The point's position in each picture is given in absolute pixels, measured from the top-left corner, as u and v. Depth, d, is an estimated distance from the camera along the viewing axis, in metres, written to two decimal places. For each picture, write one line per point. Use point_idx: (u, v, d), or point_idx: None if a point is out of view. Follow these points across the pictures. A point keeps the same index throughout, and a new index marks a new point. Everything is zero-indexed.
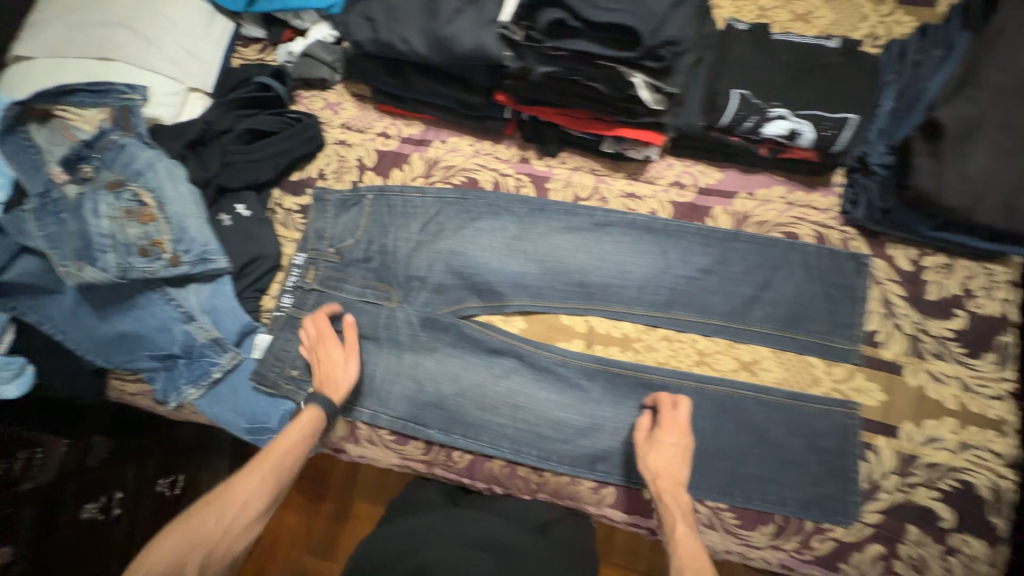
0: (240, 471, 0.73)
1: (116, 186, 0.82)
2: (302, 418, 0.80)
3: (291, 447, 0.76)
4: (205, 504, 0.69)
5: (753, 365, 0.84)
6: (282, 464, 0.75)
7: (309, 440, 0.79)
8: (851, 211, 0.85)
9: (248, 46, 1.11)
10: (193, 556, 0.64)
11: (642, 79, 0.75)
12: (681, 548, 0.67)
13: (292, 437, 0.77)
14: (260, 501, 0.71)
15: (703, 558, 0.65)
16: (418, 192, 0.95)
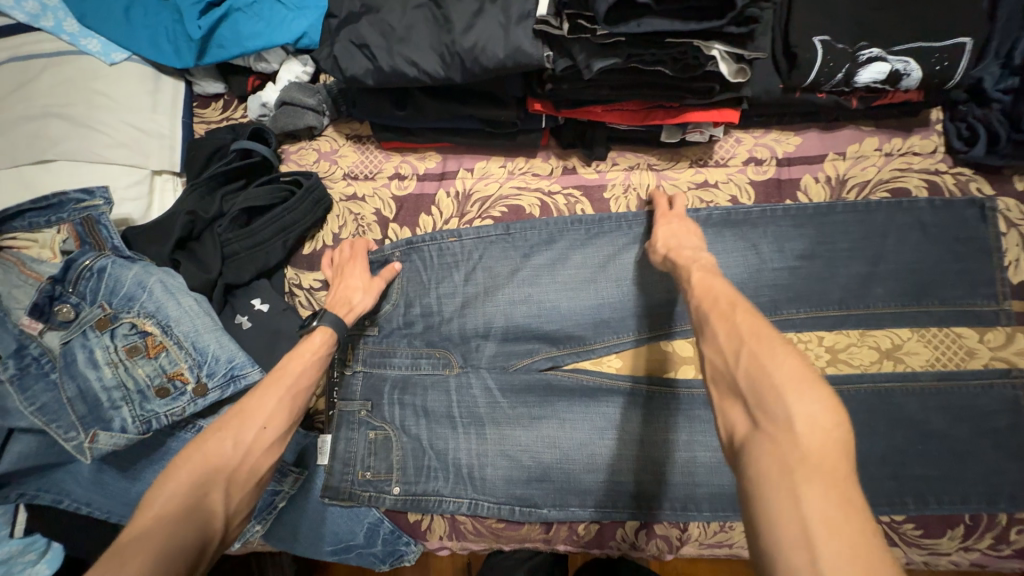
0: (248, 398, 0.61)
1: (107, 323, 0.66)
2: (312, 339, 0.68)
3: (304, 366, 0.65)
4: (212, 427, 0.58)
5: (895, 352, 0.73)
6: (293, 378, 0.64)
7: (321, 363, 0.67)
8: (965, 151, 0.73)
9: (209, 106, 0.93)
10: (214, 487, 0.53)
11: (722, 50, 0.61)
12: (699, 294, 0.54)
13: (301, 356, 0.66)
14: (283, 414, 0.61)
15: (720, 287, 0.53)
16: (453, 235, 0.79)
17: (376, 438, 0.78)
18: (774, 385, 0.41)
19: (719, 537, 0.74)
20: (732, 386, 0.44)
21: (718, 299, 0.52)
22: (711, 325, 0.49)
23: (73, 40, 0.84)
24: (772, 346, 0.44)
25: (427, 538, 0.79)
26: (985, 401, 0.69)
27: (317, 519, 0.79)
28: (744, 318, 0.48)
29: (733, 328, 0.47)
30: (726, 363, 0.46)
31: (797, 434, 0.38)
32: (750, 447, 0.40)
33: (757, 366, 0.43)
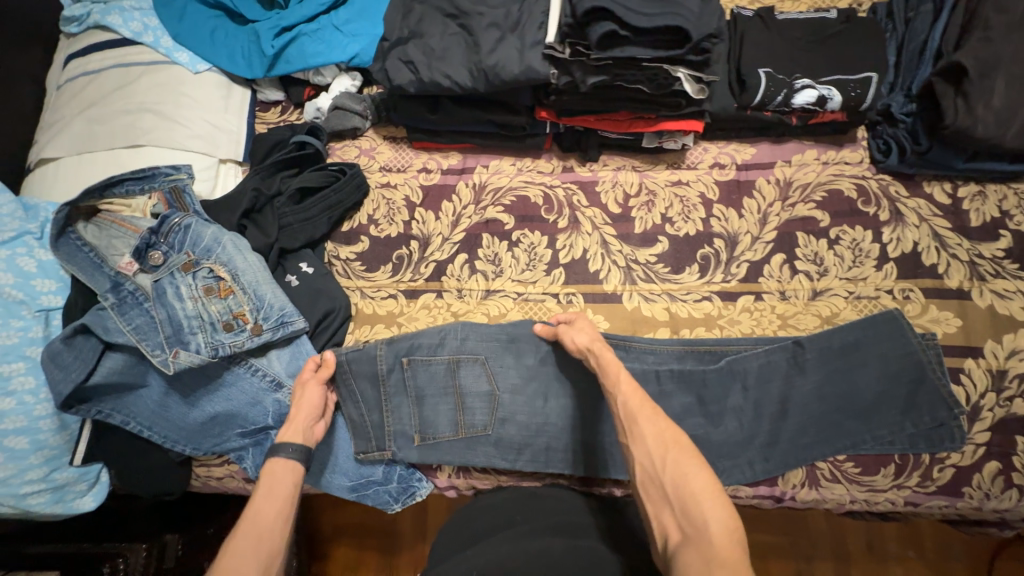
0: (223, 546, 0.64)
1: (190, 267, 0.82)
2: (272, 474, 0.74)
3: (270, 502, 0.70)
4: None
5: (834, 319, 0.88)
6: (259, 515, 0.68)
7: (285, 493, 0.72)
8: (883, 160, 0.92)
9: (269, 110, 1.11)
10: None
11: (685, 73, 0.80)
12: (641, 430, 0.64)
13: (268, 492, 0.72)
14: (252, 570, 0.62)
15: (662, 425, 0.63)
16: (457, 430, 0.88)
17: (392, 402, 0.89)
18: (692, 496, 0.56)
19: None
20: (661, 490, 0.59)
21: (661, 451, 0.61)
22: (640, 424, 0.64)
23: (167, 52, 1.04)
24: (686, 454, 0.60)
25: (436, 476, 0.91)
26: (924, 395, 0.81)
27: (342, 456, 0.90)
28: (668, 427, 0.63)
29: (672, 476, 0.59)
30: (648, 466, 0.61)
31: (694, 517, 0.55)
32: (679, 550, 0.55)
33: (681, 475, 0.58)
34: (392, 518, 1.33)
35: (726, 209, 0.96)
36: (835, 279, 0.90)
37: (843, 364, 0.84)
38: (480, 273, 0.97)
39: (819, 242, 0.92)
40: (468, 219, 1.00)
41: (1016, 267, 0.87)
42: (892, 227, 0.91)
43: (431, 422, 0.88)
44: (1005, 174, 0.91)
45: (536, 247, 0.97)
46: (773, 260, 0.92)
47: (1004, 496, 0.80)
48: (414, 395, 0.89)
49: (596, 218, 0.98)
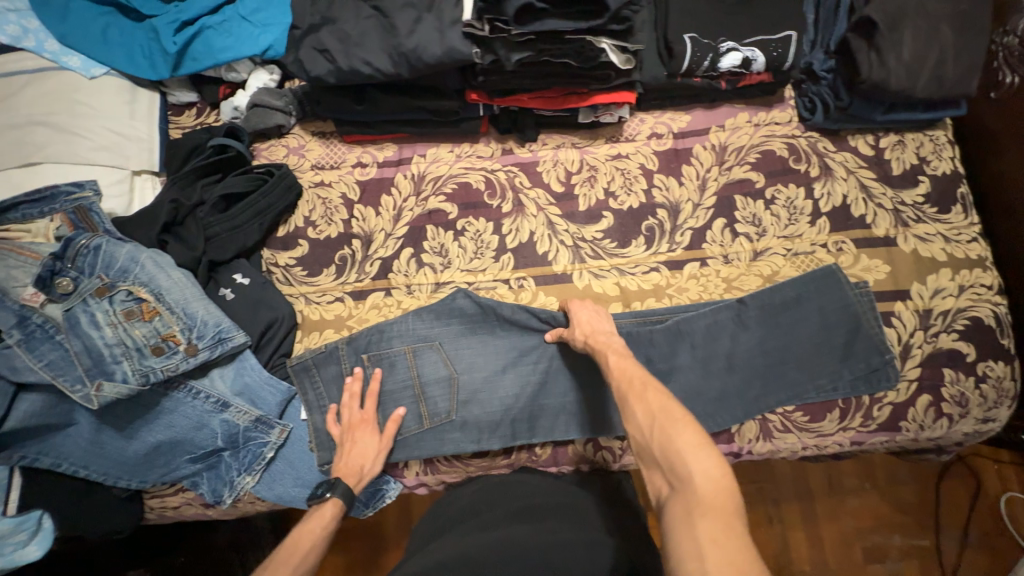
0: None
1: (105, 291, 0.76)
2: (321, 513, 0.77)
3: (308, 550, 0.73)
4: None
5: (775, 277, 0.90)
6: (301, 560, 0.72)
7: (327, 538, 0.75)
8: (810, 118, 0.95)
9: (183, 114, 1.03)
10: None
11: (609, 43, 0.79)
12: (626, 397, 0.65)
13: (307, 535, 0.75)
14: None
15: (648, 390, 0.64)
16: (419, 424, 0.86)
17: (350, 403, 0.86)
18: (677, 451, 0.56)
19: None
20: (648, 453, 0.59)
21: (647, 412, 0.61)
22: (627, 398, 0.65)
23: (54, 57, 0.94)
24: (672, 417, 0.59)
25: (405, 476, 0.89)
26: (860, 340, 0.86)
27: (302, 469, 0.87)
28: (653, 394, 0.63)
29: (658, 438, 0.58)
30: (639, 433, 0.61)
31: (679, 479, 0.55)
32: (667, 504, 0.55)
33: (666, 434, 0.58)
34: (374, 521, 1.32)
35: (666, 178, 0.96)
36: (773, 238, 0.92)
37: (783, 316, 0.88)
38: (428, 266, 0.94)
39: (756, 203, 0.94)
40: (410, 212, 0.97)
41: (935, 210, 0.92)
42: (823, 183, 0.94)
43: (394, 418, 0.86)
44: (921, 122, 0.95)
45: (482, 234, 0.95)
46: (715, 225, 0.93)
47: (935, 425, 0.86)
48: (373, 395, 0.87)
49: (540, 199, 0.96)
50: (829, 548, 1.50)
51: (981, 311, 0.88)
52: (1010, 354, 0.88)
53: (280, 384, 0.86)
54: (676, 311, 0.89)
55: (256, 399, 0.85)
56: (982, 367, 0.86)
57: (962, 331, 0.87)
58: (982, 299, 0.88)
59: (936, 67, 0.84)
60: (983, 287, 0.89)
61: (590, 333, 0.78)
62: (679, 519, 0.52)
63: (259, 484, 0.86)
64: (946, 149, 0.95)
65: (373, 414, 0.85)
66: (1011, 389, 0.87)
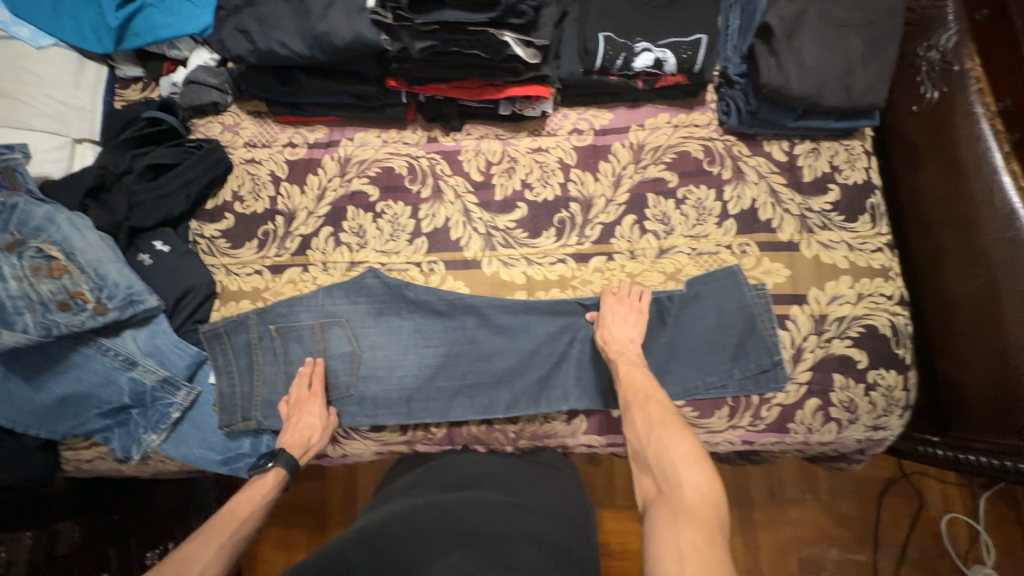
0: (187, 544, 0.69)
1: (15, 246, 0.81)
2: (263, 480, 0.81)
3: (248, 515, 0.76)
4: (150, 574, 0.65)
5: (677, 275, 0.92)
6: (236, 526, 0.74)
7: (264, 506, 0.79)
8: (726, 121, 0.96)
9: (129, 87, 1.08)
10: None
11: (512, 36, 0.82)
12: (633, 409, 0.76)
13: (245, 498, 0.78)
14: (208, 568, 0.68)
15: (653, 404, 0.75)
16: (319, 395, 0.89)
17: (256, 371, 0.90)
18: (672, 463, 0.67)
19: (544, 428, 0.90)
20: (644, 461, 0.71)
21: (651, 424, 0.73)
22: (633, 411, 0.76)
23: (5, 26, 0.98)
24: (672, 433, 0.71)
25: None
26: (753, 341, 0.87)
27: (207, 432, 0.91)
28: (657, 409, 0.74)
29: (657, 449, 0.70)
30: (638, 441, 0.73)
31: (667, 482, 0.66)
32: (656, 504, 0.66)
33: (663, 447, 0.69)
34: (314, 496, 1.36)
35: (582, 173, 0.99)
36: (680, 237, 0.94)
37: (682, 313, 0.89)
38: (345, 245, 0.98)
39: (667, 202, 0.96)
40: (333, 192, 1.00)
41: (841, 218, 0.93)
42: (733, 185, 0.95)
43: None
44: (837, 132, 0.96)
45: (399, 218, 0.98)
46: (624, 222, 0.95)
47: (823, 429, 0.87)
48: (280, 365, 0.90)
49: (458, 186, 0.99)
50: (763, 553, 1.54)
51: (877, 320, 0.89)
52: (905, 364, 0.88)
53: (189, 348, 0.90)
54: (577, 303, 0.91)
55: (165, 360, 0.89)
56: (873, 374, 0.87)
57: (855, 338, 0.88)
58: (880, 307, 0.89)
59: (841, 76, 0.85)
60: (882, 297, 0.90)
61: (612, 339, 0.85)
62: (663, 520, 0.62)
63: (164, 443, 0.89)
64: (861, 159, 0.96)
65: (321, 390, 0.87)
66: (902, 398, 0.88)
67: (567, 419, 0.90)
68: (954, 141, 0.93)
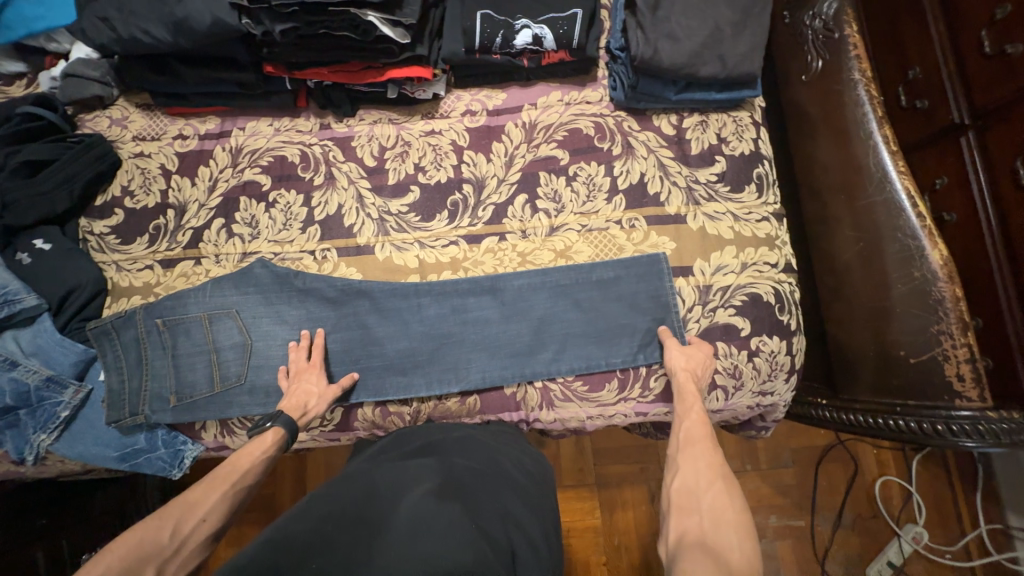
0: (193, 490, 0.69)
1: None
2: (263, 438, 0.78)
3: (247, 469, 0.74)
4: (150, 518, 0.65)
5: (567, 252, 0.93)
6: (240, 477, 0.73)
7: (267, 461, 0.77)
8: (614, 96, 0.96)
9: (12, 84, 1.05)
10: (165, 528, 0.65)
11: (376, 16, 0.82)
12: (698, 451, 0.71)
13: (250, 453, 0.76)
14: (214, 513, 0.69)
15: (717, 457, 0.70)
16: (212, 386, 0.89)
17: (147, 365, 0.90)
18: (725, 520, 0.61)
19: (439, 408, 0.92)
20: (694, 505, 0.65)
21: (711, 479, 0.67)
22: (698, 450, 0.71)
23: None
24: (732, 493, 0.64)
25: (203, 437, 0.93)
26: (639, 313, 0.89)
27: (101, 429, 0.91)
28: (722, 464, 0.69)
29: (711, 501, 0.64)
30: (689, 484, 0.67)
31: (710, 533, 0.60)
32: (689, 549, 0.59)
33: (719, 504, 0.63)
34: (264, 491, 1.40)
35: (474, 155, 0.98)
36: (570, 214, 0.94)
37: (572, 289, 0.91)
38: (237, 237, 0.97)
39: (558, 179, 0.96)
40: (225, 183, 0.99)
41: (728, 189, 0.94)
42: (623, 161, 0.96)
43: (187, 381, 0.90)
44: (725, 103, 0.96)
45: (292, 207, 0.97)
46: (516, 201, 0.95)
47: (710, 396, 0.89)
48: (169, 359, 0.90)
49: (352, 172, 0.98)
50: None
51: (761, 288, 0.90)
52: (789, 330, 0.90)
53: (76, 345, 0.89)
54: (464, 284, 0.91)
55: (50, 359, 0.88)
56: (756, 341, 0.89)
57: (739, 306, 0.89)
58: (764, 276, 0.91)
59: (712, 47, 0.86)
60: (768, 265, 0.91)
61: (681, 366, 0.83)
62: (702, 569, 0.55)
63: (56, 443, 0.89)
64: (748, 130, 0.97)
65: (320, 361, 0.89)
66: (787, 362, 0.90)
67: (461, 399, 0.91)
68: (841, 106, 0.94)
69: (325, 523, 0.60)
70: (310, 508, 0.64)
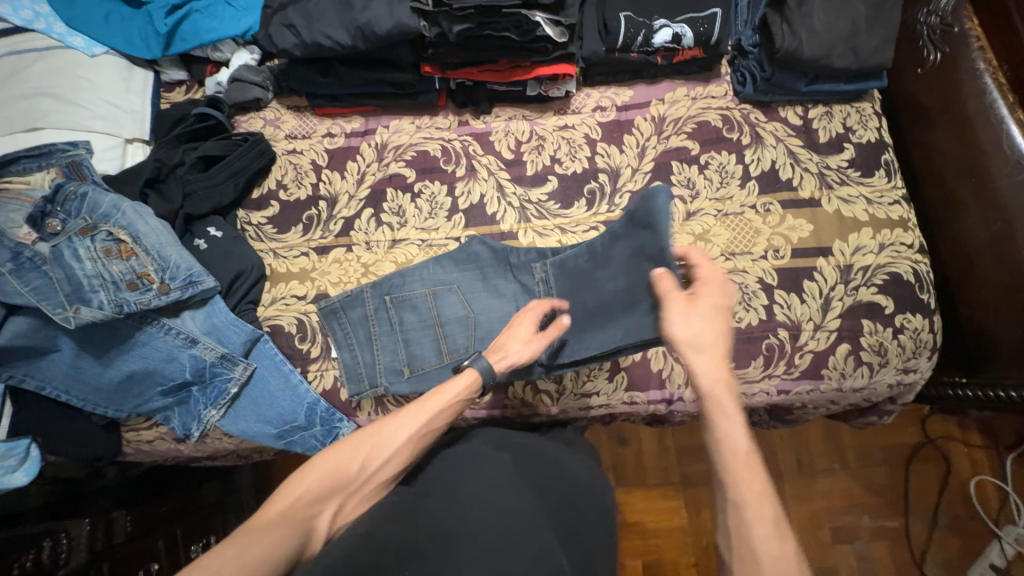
0: (386, 421, 0.69)
1: (88, 231, 0.85)
2: (460, 380, 0.75)
3: (439, 409, 0.72)
4: (344, 444, 0.67)
5: (705, 235, 0.97)
6: (429, 416, 0.71)
7: (454, 403, 0.74)
8: (742, 90, 1.02)
9: (173, 90, 1.14)
10: (354, 461, 0.66)
11: (542, 16, 0.91)
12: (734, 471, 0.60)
13: (442, 398, 0.73)
14: (400, 454, 0.68)
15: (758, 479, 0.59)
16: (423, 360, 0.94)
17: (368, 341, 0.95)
18: None
19: (587, 388, 0.94)
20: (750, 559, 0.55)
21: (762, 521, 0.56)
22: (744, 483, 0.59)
23: (61, 38, 1.05)
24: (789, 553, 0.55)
25: (357, 415, 0.96)
26: (782, 291, 0.93)
27: (261, 405, 0.93)
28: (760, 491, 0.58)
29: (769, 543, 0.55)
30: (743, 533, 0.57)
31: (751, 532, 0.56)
32: None
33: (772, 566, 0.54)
34: None
35: (608, 146, 1.04)
36: (705, 200, 0.99)
37: (716, 270, 0.95)
38: (386, 225, 1.02)
39: (691, 168, 1.01)
40: (372, 176, 1.06)
41: (859, 174, 0.98)
42: (753, 149, 1.00)
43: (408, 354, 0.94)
44: (848, 94, 1.01)
45: (436, 197, 1.03)
46: (651, 189, 1.00)
47: (855, 373, 0.91)
48: (395, 334, 0.95)
49: (491, 164, 1.04)
50: (798, 529, 1.52)
51: (901, 268, 0.93)
52: (930, 308, 0.92)
53: (245, 325, 0.93)
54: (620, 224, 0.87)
55: (221, 336, 0.92)
56: (899, 318, 0.91)
57: (881, 285, 0.92)
58: (902, 256, 0.93)
59: (849, 39, 0.92)
60: (904, 246, 0.94)
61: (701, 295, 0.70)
62: None
63: (223, 419, 0.93)
64: (872, 120, 1.01)
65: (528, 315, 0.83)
66: (930, 340, 0.92)
67: (609, 377, 0.93)
68: (962, 95, 0.98)
69: (412, 533, 0.61)
70: (402, 517, 0.63)
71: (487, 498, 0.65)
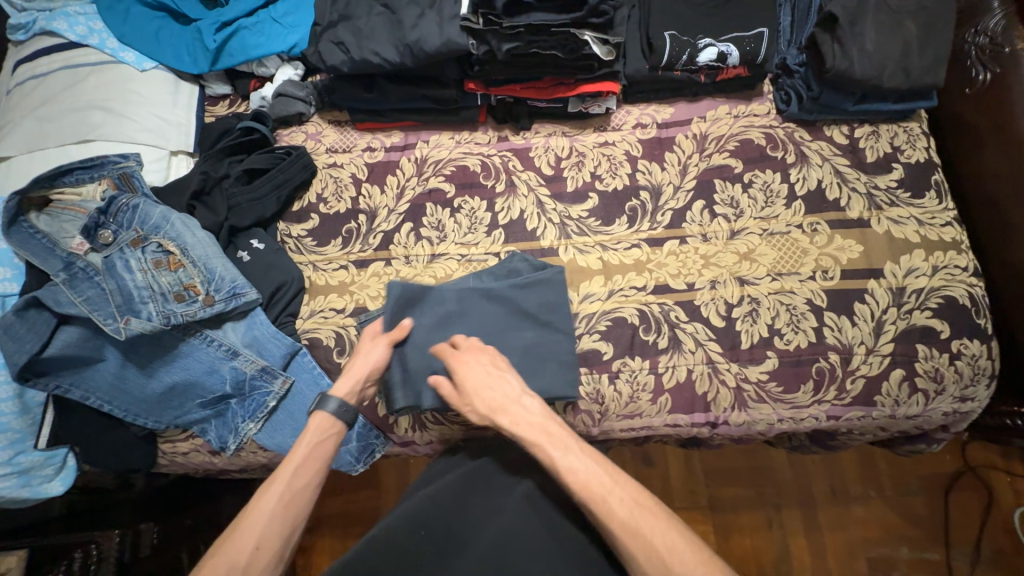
0: (274, 478, 0.72)
1: (139, 243, 0.87)
2: (314, 424, 0.78)
3: (313, 454, 0.76)
4: (246, 509, 0.70)
5: (750, 255, 0.95)
6: (306, 465, 0.75)
7: (321, 448, 0.77)
8: (786, 109, 1.01)
9: (217, 104, 1.16)
10: (260, 519, 0.69)
11: (591, 36, 0.92)
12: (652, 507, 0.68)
13: (300, 450, 0.76)
14: (288, 504, 0.71)
15: (664, 521, 0.67)
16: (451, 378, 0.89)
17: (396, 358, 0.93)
18: None
19: (629, 409, 0.91)
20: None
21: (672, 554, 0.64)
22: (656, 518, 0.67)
23: (114, 52, 1.08)
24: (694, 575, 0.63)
25: (394, 432, 0.95)
26: (832, 313, 0.90)
27: (299, 419, 0.93)
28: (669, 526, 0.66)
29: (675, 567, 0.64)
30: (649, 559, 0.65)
31: (653, 542, 0.65)
32: None
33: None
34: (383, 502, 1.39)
35: (649, 163, 1.03)
36: (750, 219, 0.97)
37: (762, 290, 0.93)
38: (426, 239, 1.02)
39: (734, 186, 0.99)
40: (412, 190, 1.06)
41: (908, 195, 0.96)
42: (799, 168, 0.99)
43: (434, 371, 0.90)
44: (895, 114, 1.00)
45: (476, 212, 1.03)
46: (694, 207, 0.99)
47: (910, 400, 0.88)
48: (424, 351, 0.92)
49: (531, 180, 1.04)
50: (833, 559, 1.45)
51: (956, 291, 0.90)
52: (987, 334, 0.89)
53: (286, 338, 0.93)
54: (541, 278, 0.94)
55: (261, 348, 0.92)
56: (956, 344, 0.88)
57: (935, 309, 0.89)
58: (957, 279, 0.91)
59: (899, 59, 0.91)
60: (959, 269, 0.91)
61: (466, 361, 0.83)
62: None
63: (260, 432, 0.92)
64: (920, 140, 0.99)
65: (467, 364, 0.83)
66: (989, 367, 0.88)
67: (653, 398, 0.90)
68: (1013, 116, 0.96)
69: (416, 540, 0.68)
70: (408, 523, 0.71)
71: (486, 510, 0.73)
